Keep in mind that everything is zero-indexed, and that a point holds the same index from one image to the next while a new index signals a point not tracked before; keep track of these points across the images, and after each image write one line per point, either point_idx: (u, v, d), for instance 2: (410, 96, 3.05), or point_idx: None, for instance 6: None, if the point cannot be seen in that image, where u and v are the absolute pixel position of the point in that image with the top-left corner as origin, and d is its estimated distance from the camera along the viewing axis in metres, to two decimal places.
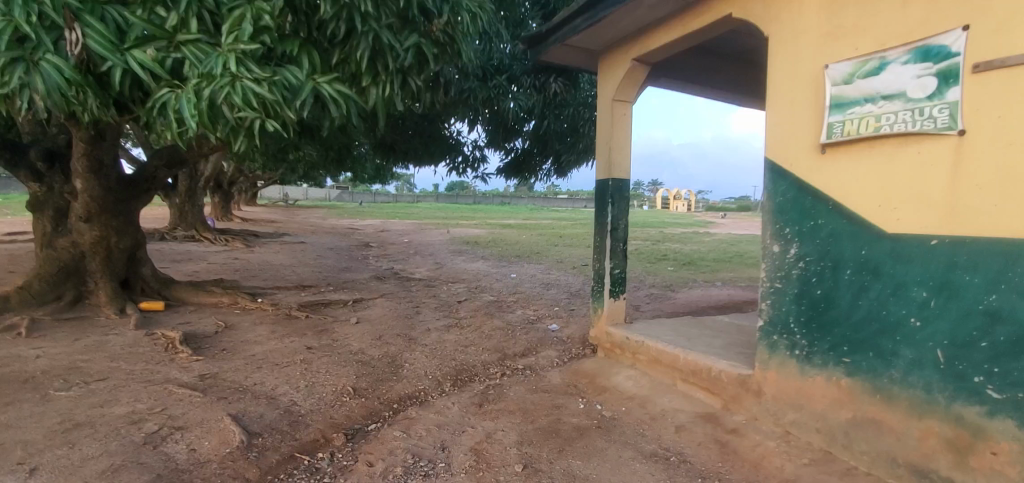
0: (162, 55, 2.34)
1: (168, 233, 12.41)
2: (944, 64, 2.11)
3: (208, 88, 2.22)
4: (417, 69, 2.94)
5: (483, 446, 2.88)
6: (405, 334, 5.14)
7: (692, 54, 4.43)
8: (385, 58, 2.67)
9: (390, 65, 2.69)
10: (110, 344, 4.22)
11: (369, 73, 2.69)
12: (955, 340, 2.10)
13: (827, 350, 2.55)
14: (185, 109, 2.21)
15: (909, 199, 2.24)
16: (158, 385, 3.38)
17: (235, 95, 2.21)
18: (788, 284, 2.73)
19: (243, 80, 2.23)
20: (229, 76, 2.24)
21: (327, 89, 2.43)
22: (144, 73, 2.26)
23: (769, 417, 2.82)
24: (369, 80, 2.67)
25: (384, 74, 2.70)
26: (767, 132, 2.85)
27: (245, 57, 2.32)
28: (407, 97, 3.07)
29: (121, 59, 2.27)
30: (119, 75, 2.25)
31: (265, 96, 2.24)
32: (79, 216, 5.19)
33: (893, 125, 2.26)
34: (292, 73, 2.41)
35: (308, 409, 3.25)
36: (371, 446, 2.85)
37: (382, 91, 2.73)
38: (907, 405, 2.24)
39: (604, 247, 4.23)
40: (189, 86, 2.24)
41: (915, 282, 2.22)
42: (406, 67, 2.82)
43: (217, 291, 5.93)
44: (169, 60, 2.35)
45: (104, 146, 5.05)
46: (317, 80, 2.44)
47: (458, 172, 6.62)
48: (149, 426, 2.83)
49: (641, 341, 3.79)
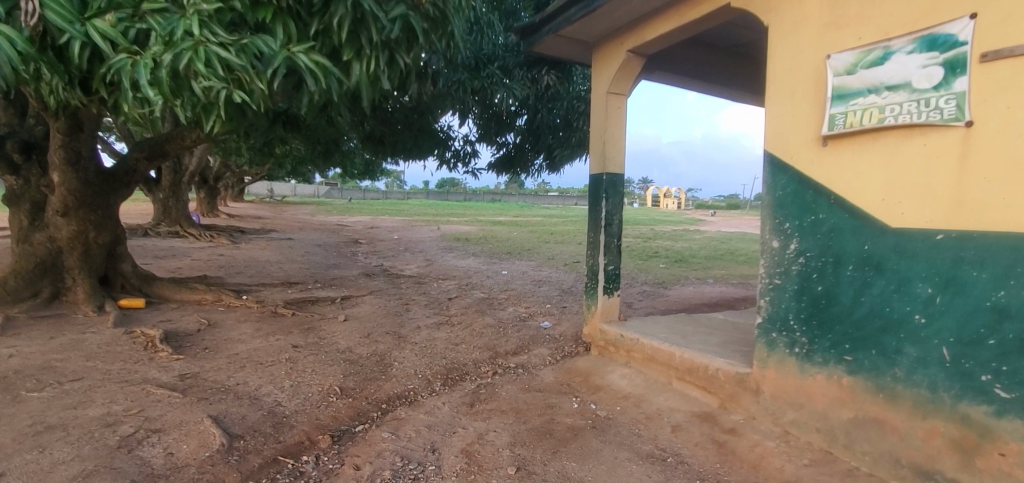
0: (124, 26, 2.20)
1: (152, 229, 12.14)
2: (950, 53, 2.05)
3: (169, 54, 2.05)
4: (406, 45, 2.78)
5: (475, 448, 2.79)
6: (395, 332, 5.03)
7: (686, 47, 4.35)
8: (369, 30, 2.50)
9: (375, 39, 2.52)
10: (87, 343, 4.06)
11: (353, 46, 2.52)
12: (962, 338, 2.04)
13: (828, 349, 2.48)
14: (143, 76, 2.06)
15: (916, 193, 2.18)
16: (136, 385, 3.24)
17: (200, 63, 2.05)
18: (787, 280, 2.65)
19: (208, 45, 2.09)
20: (192, 41, 2.08)
21: (303, 59, 2.27)
22: (104, 44, 2.11)
23: (767, 416, 2.76)
24: (352, 55, 2.51)
25: (369, 48, 2.53)
26: (766, 125, 2.78)
27: (210, 21, 2.18)
28: (395, 76, 2.91)
29: (81, 31, 2.11)
30: (77, 48, 2.10)
31: (231, 60, 2.11)
32: (55, 210, 5.01)
33: (897, 116, 2.20)
34: (266, 42, 2.26)
35: (293, 409, 3.13)
36: (358, 448, 2.74)
37: (366, 66, 2.56)
38: (911, 405, 2.19)
39: (597, 243, 4.14)
40: (148, 53, 2.09)
41: (920, 277, 2.16)
42: (393, 42, 2.65)
43: (201, 289, 5.79)
44: (132, 30, 2.22)
45: (81, 137, 4.89)
46: (292, 50, 2.27)
47: (449, 167, 6.51)
48: (125, 429, 2.70)
49: (635, 339, 3.71)
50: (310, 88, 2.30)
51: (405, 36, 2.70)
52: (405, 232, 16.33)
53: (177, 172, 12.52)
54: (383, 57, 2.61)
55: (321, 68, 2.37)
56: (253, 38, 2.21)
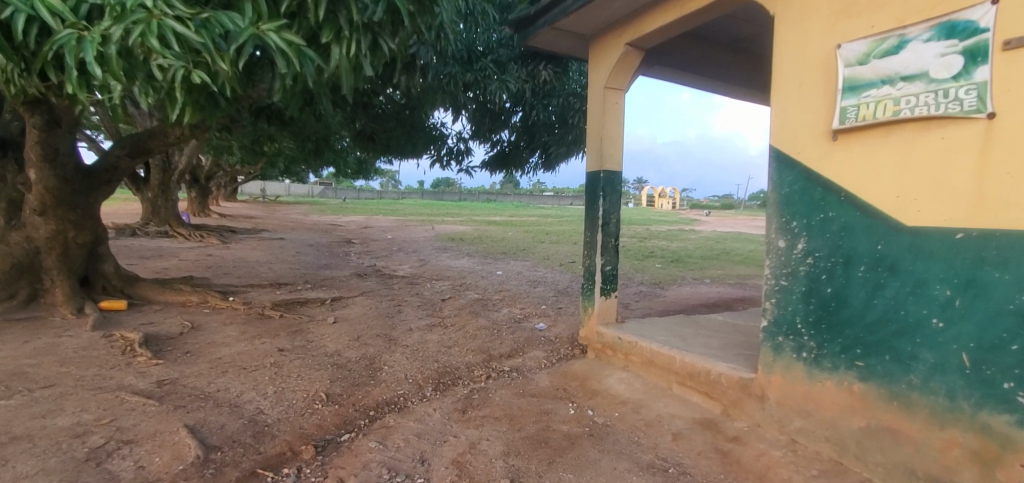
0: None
1: (140, 228, 11.92)
2: (970, 41, 1.93)
3: (119, 28, 1.89)
4: (390, 28, 2.62)
5: (467, 459, 2.65)
6: (386, 335, 4.88)
7: (685, 40, 4.22)
8: (349, 10, 2.34)
9: (355, 20, 2.36)
10: (62, 347, 3.89)
11: (331, 27, 2.36)
12: (983, 343, 1.92)
13: (838, 353, 2.36)
14: (88, 53, 1.90)
15: (933, 189, 2.06)
16: (110, 392, 3.08)
17: (154, 38, 1.89)
18: (794, 281, 2.53)
19: (164, 19, 1.93)
20: (146, 14, 1.92)
21: (272, 38, 2.11)
22: (50, 18, 1.95)
23: (772, 423, 2.63)
24: (330, 36, 2.36)
25: (349, 30, 2.38)
26: (772, 118, 2.65)
27: None
28: (378, 61, 2.75)
29: (26, 4, 1.95)
30: (21, 22, 1.94)
31: (189, 36, 1.95)
32: (33, 209, 4.83)
33: (913, 108, 2.08)
34: (231, 18, 2.08)
35: (275, 418, 2.98)
36: (343, 460, 2.60)
37: (346, 49, 2.40)
38: (928, 413, 2.07)
39: (594, 243, 4.00)
40: (97, 27, 1.93)
41: (937, 278, 2.04)
42: (375, 24, 2.50)
43: (185, 290, 5.62)
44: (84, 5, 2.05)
45: (59, 133, 4.71)
46: (261, 28, 2.11)
47: (442, 165, 6.38)
48: (94, 440, 2.54)
49: (634, 342, 3.58)
50: (280, 69, 2.14)
51: (388, 18, 2.55)
52: (399, 232, 16.15)
53: (166, 171, 12.30)
54: (364, 40, 2.46)
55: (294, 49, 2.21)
56: (216, 13, 2.05)
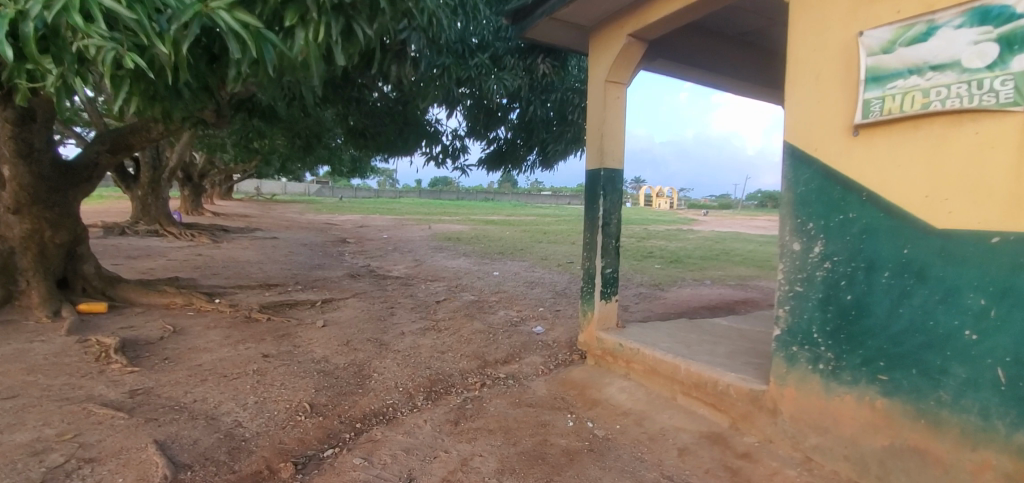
0: None
1: (130, 227, 11.73)
2: (1007, 27, 1.75)
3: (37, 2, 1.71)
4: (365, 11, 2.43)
5: (457, 477, 2.47)
6: (377, 339, 4.69)
7: (689, 32, 4.04)
8: None
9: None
10: (32, 353, 3.70)
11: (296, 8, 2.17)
12: (1020, 358, 1.75)
13: (858, 366, 2.18)
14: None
15: (965, 189, 1.89)
16: (77, 404, 2.91)
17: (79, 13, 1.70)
18: (809, 288, 2.34)
19: None
20: None
21: (225, 18, 1.92)
22: None
23: (785, 439, 2.45)
24: (295, 19, 2.17)
25: (316, 11, 2.18)
26: (786, 112, 2.46)
27: None
28: (354, 47, 2.56)
29: None
30: None
31: (122, 13, 1.76)
32: (6, 207, 4.65)
33: (944, 100, 1.90)
34: None
35: (254, 432, 2.80)
36: (324, 479, 2.42)
37: (312, 33, 2.22)
38: (958, 433, 1.90)
39: (594, 244, 3.82)
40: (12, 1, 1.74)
41: (970, 286, 1.87)
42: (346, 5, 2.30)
43: (170, 291, 5.44)
44: None
45: (34, 128, 4.54)
46: (211, 6, 1.92)
47: (437, 163, 6.19)
48: (53, 458, 2.36)
49: (636, 349, 3.40)
50: (232, 53, 1.95)
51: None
52: (394, 231, 15.93)
53: (156, 168, 12.06)
54: (334, 23, 2.27)
55: (249, 31, 2.01)
56: None
